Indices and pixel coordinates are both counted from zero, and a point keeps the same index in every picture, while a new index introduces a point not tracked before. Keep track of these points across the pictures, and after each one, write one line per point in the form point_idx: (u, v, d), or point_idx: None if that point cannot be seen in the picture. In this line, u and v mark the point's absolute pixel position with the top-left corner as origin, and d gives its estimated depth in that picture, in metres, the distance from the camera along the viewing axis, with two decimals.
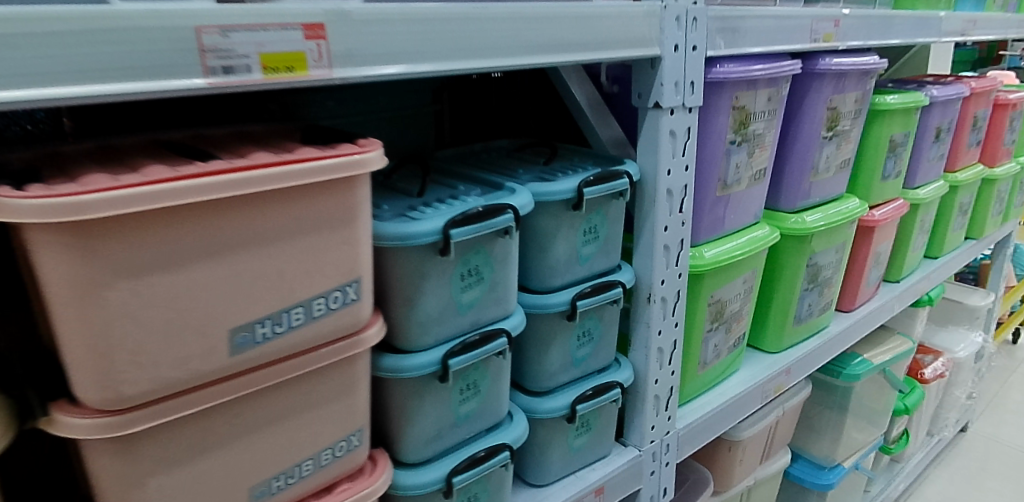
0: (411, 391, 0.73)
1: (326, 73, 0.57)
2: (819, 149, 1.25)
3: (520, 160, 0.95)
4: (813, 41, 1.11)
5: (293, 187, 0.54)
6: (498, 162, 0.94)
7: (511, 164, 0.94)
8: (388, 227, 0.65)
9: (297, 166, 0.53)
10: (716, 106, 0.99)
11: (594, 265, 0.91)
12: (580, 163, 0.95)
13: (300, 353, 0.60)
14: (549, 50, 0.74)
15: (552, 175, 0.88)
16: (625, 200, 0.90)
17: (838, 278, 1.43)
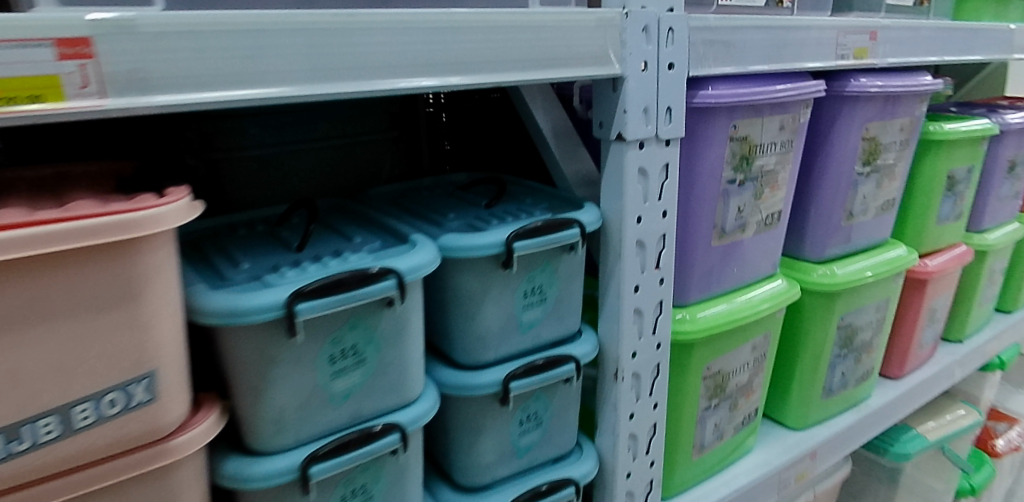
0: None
1: (96, 105, 0.41)
2: (852, 188, 1.04)
3: (459, 199, 0.78)
4: (838, 58, 0.92)
5: (28, 258, 0.39)
6: (432, 200, 0.78)
7: (446, 203, 0.77)
8: (215, 300, 0.50)
9: (28, 230, 0.38)
10: (707, 137, 0.81)
11: (542, 332, 0.74)
12: (532, 205, 0.77)
13: (65, 474, 0.45)
14: (458, 70, 0.57)
15: (486, 222, 0.71)
16: (578, 254, 0.73)
17: (880, 341, 1.21)
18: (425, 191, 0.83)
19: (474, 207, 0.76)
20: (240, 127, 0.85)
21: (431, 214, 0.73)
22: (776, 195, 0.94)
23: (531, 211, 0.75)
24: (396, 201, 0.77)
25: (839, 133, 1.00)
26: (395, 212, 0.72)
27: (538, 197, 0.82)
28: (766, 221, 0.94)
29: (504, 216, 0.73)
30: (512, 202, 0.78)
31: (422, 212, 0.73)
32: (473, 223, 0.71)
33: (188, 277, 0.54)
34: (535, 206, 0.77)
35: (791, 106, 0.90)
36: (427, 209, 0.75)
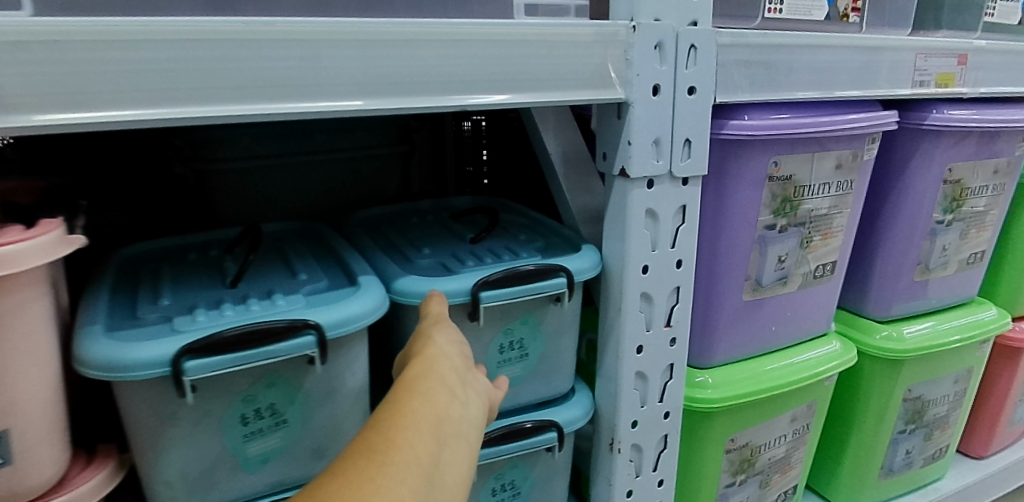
0: None
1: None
2: (928, 238, 0.88)
3: (444, 232, 0.70)
4: (916, 85, 0.77)
5: None
6: (415, 231, 0.70)
7: (428, 236, 0.69)
8: (97, 349, 0.42)
9: None
10: (738, 175, 0.69)
11: (522, 392, 0.65)
12: (524, 244, 0.68)
13: None
14: (413, 90, 0.49)
15: (461, 262, 0.62)
16: (565, 307, 0.63)
17: (959, 417, 1.03)
18: (415, 217, 0.75)
19: (458, 243, 0.68)
20: (226, 135, 0.76)
21: (405, 249, 0.65)
22: (829, 243, 0.79)
23: (519, 252, 0.65)
24: (377, 229, 0.70)
25: (915, 173, 0.84)
26: (366, 245, 0.64)
27: (537, 236, 0.73)
28: (814, 273, 0.80)
29: (486, 255, 0.64)
30: (503, 240, 0.70)
31: (398, 245, 0.66)
32: (447, 262, 0.62)
33: (90, 314, 0.47)
34: (527, 247, 0.68)
35: (853, 140, 0.75)
36: (404, 241, 0.67)
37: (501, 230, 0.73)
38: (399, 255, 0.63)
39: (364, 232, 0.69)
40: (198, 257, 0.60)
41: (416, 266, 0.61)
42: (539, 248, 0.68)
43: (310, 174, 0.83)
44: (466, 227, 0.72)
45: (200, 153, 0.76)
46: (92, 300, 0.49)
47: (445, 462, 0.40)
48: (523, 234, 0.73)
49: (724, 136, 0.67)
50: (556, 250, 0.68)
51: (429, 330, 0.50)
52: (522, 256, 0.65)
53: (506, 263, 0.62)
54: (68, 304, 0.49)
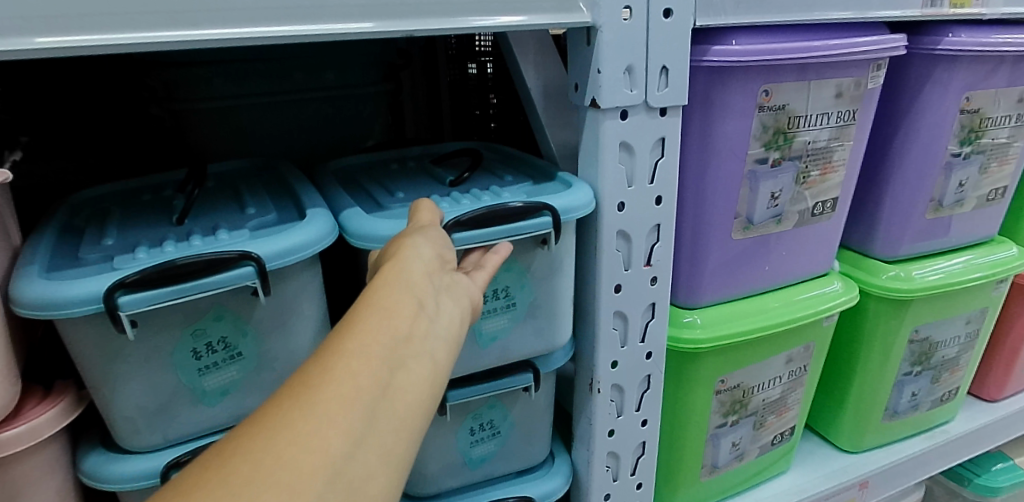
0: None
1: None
2: (942, 172, 0.83)
3: (422, 179, 0.68)
4: (926, 5, 0.71)
5: None
6: (390, 177, 0.69)
7: (402, 183, 0.67)
8: (32, 283, 0.42)
9: None
10: (725, 105, 0.65)
11: (512, 345, 0.63)
12: (509, 186, 0.65)
13: None
14: (356, 15, 0.47)
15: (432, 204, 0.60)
16: (553, 246, 0.60)
17: (971, 358, 1.00)
18: (395, 166, 0.73)
19: (434, 188, 0.65)
20: (200, 77, 0.73)
21: (372, 194, 0.63)
22: (829, 179, 0.75)
23: (503, 194, 0.62)
24: (352, 177, 0.69)
25: (926, 103, 0.79)
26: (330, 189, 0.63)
27: (526, 175, 0.69)
28: (812, 210, 0.76)
29: (463, 198, 0.62)
30: (487, 184, 0.67)
31: (368, 191, 0.64)
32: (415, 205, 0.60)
33: (30, 254, 0.46)
34: (513, 187, 0.65)
35: (855, 67, 0.70)
36: (375, 189, 0.65)
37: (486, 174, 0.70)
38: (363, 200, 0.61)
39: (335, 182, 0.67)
40: (151, 197, 0.57)
41: (383, 210, 0.59)
42: (526, 187, 0.65)
43: (294, 114, 0.80)
44: (447, 173, 0.69)
45: (174, 95, 0.74)
46: (38, 239, 0.48)
47: (403, 381, 0.36)
48: (511, 175, 0.69)
49: (707, 63, 0.63)
50: (544, 187, 0.64)
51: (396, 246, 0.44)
52: (506, 196, 0.61)
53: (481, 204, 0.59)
54: (15, 245, 0.48)
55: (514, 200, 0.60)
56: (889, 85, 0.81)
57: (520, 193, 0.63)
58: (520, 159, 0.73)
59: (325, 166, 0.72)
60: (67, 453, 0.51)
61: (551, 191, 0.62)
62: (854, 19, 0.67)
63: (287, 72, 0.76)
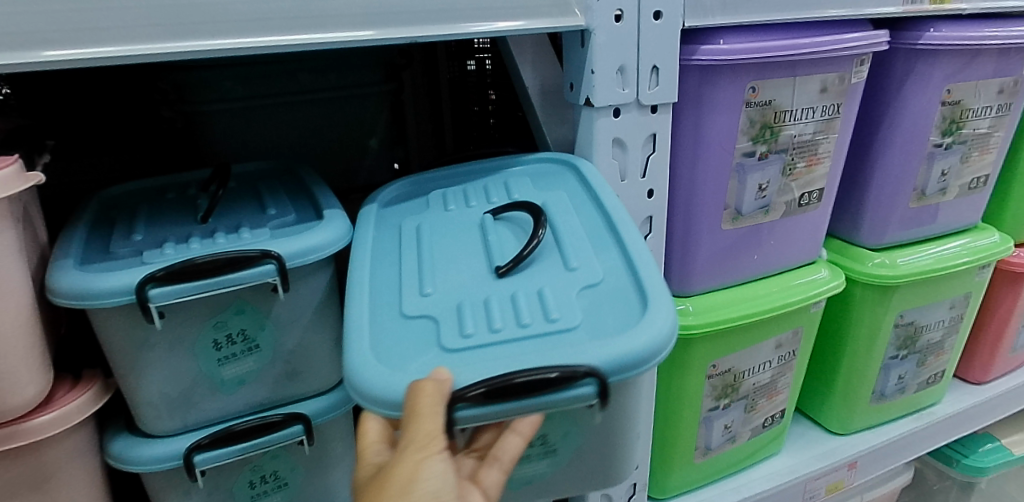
0: (163, 484, 0.55)
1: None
2: (925, 163, 0.86)
3: (472, 239, 0.58)
4: (907, 2, 0.74)
5: None
6: (437, 236, 0.59)
7: (449, 253, 0.56)
8: (68, 278, 0.45)
9: None
10: (713, 101, 0.68)
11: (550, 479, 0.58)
12: (575, 275, 0.52)
13: None
14: (361, 22, 0.50)
15: (470, 318, 0.49)
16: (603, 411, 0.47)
17: (956, 342, 1.03)
18: (449, 208, 0.62)
19: (483, 269, 0.54)
20: (211, 79, 0.75)
21: (404, 280, 0.54)
22: (815, 170, 0.78)
23: (556, 301, 0.49)
24: (397, 237, 0.60)
25: (909, 96, 0.82)
26: (364, 269, 0.54)
27: (606, 234, 0.55)
28: (799, 201, 0.79)
29: (508, 308, 0.49)
30: (553, 259, 0.54)
31: (405, 272, 0.55)
32: (449, 314, 0.50)
33: (66, 247, 0.50)
34: (574, 281, 0.51)
35: (839, 63, 0.72)
36: (416, 262, 0.55)
37: (557, 230, 0.57)
38: (395, 290, 0.53)
39: (377, 246, 0.59)
40: (175, 195, 0.61)
41: (410, 323, 0.50)
42: (591, 282, 0.51)
43: (301, 114, 0.82)
44: (508, 235, 0.57)
45: (185, 97, 0.76)
46: (70, 235, 0.52)
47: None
48: (587, 234, 0.56)
49: (696, 62, 0.66)
50: (615, 295, 0.50)
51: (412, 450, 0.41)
52: (556, 312, 0.48)
53: (518, 339, 0.47)
54: (47, 241, 0.52)
55: (559, 339, 0.46)
56: (874, 79, 0.84)
57: (580, 303, 0.49)
58: (596, 185, 0.60)
59: (371, 208, 0.64)
60: (95, 437, 0.54)
61: (606, 324, 0.47)
62: (837, 17, 0.69)
63: (294, 73, 0.79)
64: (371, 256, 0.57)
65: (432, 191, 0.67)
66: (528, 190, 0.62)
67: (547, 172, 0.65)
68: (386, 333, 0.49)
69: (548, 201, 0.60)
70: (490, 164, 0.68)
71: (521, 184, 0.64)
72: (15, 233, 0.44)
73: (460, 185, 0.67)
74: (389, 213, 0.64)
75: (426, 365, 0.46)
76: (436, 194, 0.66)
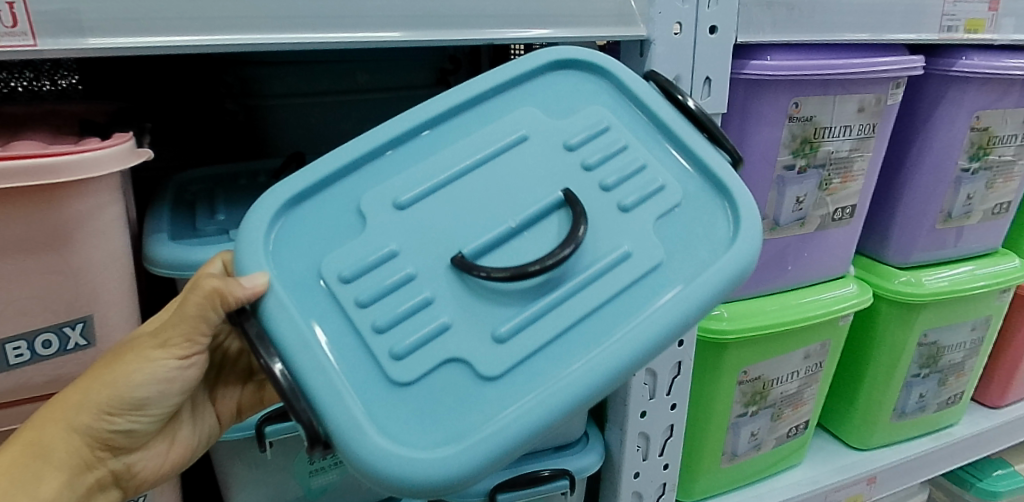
0: (231, 451, 0.65)
1: (28, 45, 0.42)
2: (953, 186, 0.89)
3: (507, 181, 0.49)
4: (944, 30, 0.77)
5: None
6: (499, 156, 0.50)
7: (470, 189, 0.49)
8: (167, 250, 0.50)
9: None
10: (758, 115, 0.71)
11: None
12: (483, 358, 0.43)
13: (7, 404, 0.48)
14: (443, 24, 0.53)
15: (372, 285, 0.45)
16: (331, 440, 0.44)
17: (975, 364, 1.05)
18: (568, 134, 0.51)
19: (451, 246, 0.46)
20: (272, 75, 0.79)
21: (409, 174, 0.49)
22: (849, 186, 0.81)
23: (423, 360, 0.43)
24: (495, 110, 0.53)
25: (940, 121, 0.85)
26: (401, 133, 0.51)
27: (578, 361, 0.43)
28: (832, 215, 0.82)
29: (394, 309, 0.44)
30: (503, 317, 0.44)
31: (424, 161, 0.50)
32: (371, 256, 0.45)
33: (156, 225, 0.54)
34: (460, 349, 0.44)
35: (877, 85, 0.76)
36: (438, 177, 0.49)
37: (584, 276, 0.46)
38: (391, 180, 0.49)
39: (475, 129, 0.52)
40: (247, 181, 0.65)
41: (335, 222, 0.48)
42: (477, 373, 0.43)
43: (354, 110, 0.85)
44: (548, 223, 0.48)
45: (250, 91, 0.81)
46: (156, 215, 0.56)
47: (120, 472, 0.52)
48: (584, 345, 0.44)
49: (745, 76, 0.69)
50: (478, 414, 0.42)
51: (160, 348, 0.46)
52: (411, 359, 0.43)
53: (352, 346, 0.44)
54: (135, 218, 0.56)
55: (372, 389, 0.42)
56: (908, 103, 0.87)
57: (434, 381, 0.43)
58: (704, 280, 0.45)
59: (516, 86, 0.54)
60: None
61: (393, 419, 0.42)
62: (879, 40, 0.73)
63: (350, 72, 0.82)
64: (449, 139, 0.51)
65: (608, 96, 0.55)
66: (652, 210, 0.48)
67: (704, 219, 0.49)
68: (328, 216, 0.48)
69: (634, 244, 0.47)
70: (689, 132, 0.52)
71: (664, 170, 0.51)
72: (118, 204, 0.48)
73: (632, 115, 0.54)
74: (534, 100, 0.54)
75: (291, 269, 0.46)
76: (602, 102, 0.54)
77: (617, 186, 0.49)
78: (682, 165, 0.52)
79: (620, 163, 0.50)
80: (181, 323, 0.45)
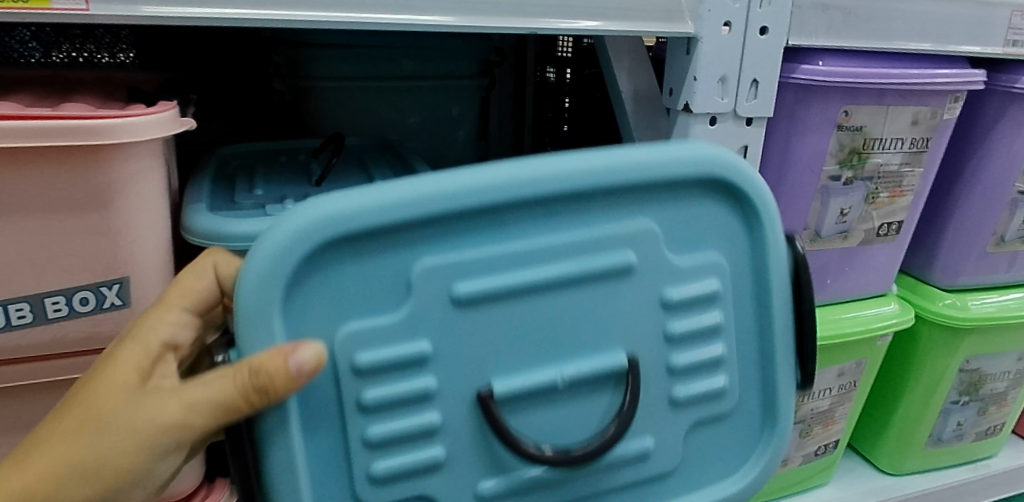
0: None
1: (81, 8, 0.44)
2: (1009, 208, 0.85)
3: (579, 319, 0.46)
4: (1009, 44, 0.74)
5: (43, 148, 0.43)
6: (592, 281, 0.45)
7: (527, 312, 0.45)
8: (201, 219, 0.51)
9: (38, 122, 0.42)
10: (806, 122, 0.69)
11: None
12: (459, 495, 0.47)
13: (44, 358, 0.49)
14: (485, 11, 0.53)
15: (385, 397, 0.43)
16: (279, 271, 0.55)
17: (1018, 395, 1.01)
18: (671, 286, 0.48)
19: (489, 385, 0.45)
20: (321, 57, 0.80)
21: (479, 252, 0.42)
22: (897, 202, 0.78)
23: (401, 487, 0.46)
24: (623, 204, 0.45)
25: (998, 139, 0.81)
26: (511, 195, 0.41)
27: None
28: (877, 230, 0.79)
29: (388, 392, 0.43)
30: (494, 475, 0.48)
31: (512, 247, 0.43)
32: (399, 355, 0.42)
33: (195, 195, 0.56)
34: (436, 488, 0.47)
35: (934, 97, 0.72)
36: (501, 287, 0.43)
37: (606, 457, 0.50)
38: (460, 262, 0.42)
39: (581, 263, 0.45)
40: (286, 158, 0.67)
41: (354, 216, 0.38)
42: None
43: (394, 97, 0.85)
44: (602, 387, 0.48)
45: (296, 72, 0.81)
46: (198, 185, 0.58)
47: None
48: None
49: (795, 80, 0.67)
50: None
51: (158, 437, 0.36)
52: (388, 486, 0.45)
53: (339, 443, 0.44)
54: (177, 185, 0.58)
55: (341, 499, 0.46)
56: (965, 119, 0.84)
57: None
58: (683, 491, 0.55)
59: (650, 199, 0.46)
60: None
61: None
62: (941, 51, 0.70)
63: (394, 59, 0.82)
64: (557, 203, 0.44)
65: (727, 244, 0.49)
66: (693, 412, 0.52)
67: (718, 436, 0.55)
68: (355, 199, 0.38)
69: (655, 445, 0.52)
70: (789, 391, 0.55)
71: (733, 367, 0.53)
72: (159, 172, 0.50)
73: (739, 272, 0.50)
74: (666, 260, 0.47)
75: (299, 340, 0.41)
76: (720, 250, 0.49)
77: (682, 361, 0.50)
78: (755, 371, 0.54)
79: (699, 349, 0.50)
80: (198, 402, 0.36)
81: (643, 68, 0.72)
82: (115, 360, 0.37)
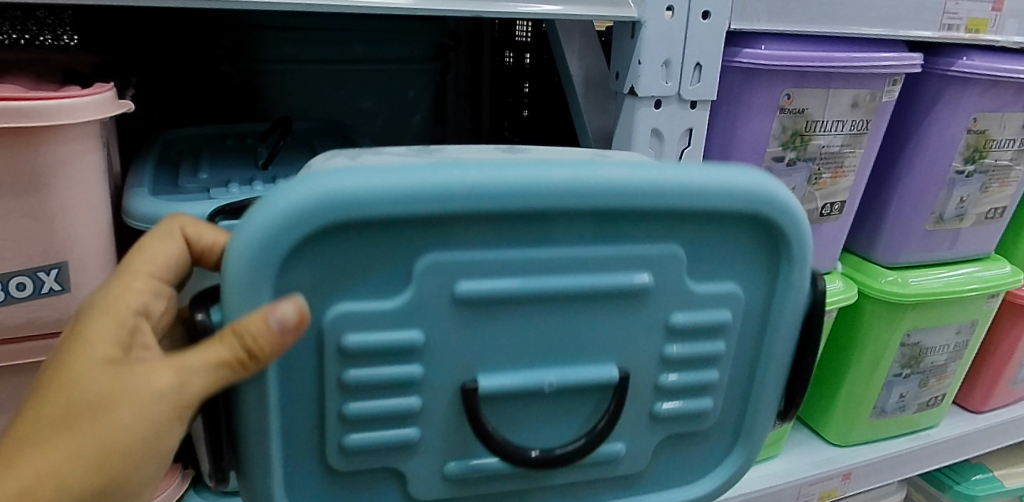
0: None
1: None
2: (947, 188, 0.88)
3: (570, 333, 0.47)
4: (945, 28, 0.76)
5: None
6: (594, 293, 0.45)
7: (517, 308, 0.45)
8: (143, 205, 0.53)
9: None
10: (749, 105, 0.71)
11: None
12: (421, 484, 0.49)
13: None
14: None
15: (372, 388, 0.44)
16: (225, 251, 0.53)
17: (958, 367, 1.05)
18: (674, 310, 0.48)
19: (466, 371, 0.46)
20: (271, 41, 0.79)
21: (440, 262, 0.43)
22: (839, 183, 0.80)
23: (375, 462, 0.47)
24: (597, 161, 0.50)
25: (936, 121, 0.84)
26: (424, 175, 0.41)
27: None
28: (821, 211, 0.82)
29: (373, 372, 0.43)
30: (467, 455, 0.49)
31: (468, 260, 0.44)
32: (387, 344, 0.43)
33: (138, 179, 0.57)
34: (403, 460, 0.48)
35: (874, 80, 0.75)
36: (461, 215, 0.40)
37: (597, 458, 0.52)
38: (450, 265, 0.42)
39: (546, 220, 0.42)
40: (234, 143, 0.67)
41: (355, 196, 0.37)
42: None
43: (348, 81, 0.85)
44: (584, 394, 0.49)
45: (246, 55, 0.81)
46: (140, 170, 0.58)
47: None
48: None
49: (739, 63, 0.69)
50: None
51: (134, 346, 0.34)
52: (360, 456, 0.46)
53: (313, 437, 0.46)
54: (120, 169, 0.58)
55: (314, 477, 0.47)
56: (905, 102, 0.87)
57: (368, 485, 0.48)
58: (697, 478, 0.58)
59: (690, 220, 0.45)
60: None
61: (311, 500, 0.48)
62: (891, 36, 0.73)
63: (345, 42, 0.81)
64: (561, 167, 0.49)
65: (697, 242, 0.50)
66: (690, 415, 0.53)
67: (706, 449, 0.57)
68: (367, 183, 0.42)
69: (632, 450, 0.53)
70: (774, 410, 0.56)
71: (726, 359, 0.52)
72: (97, 155, 0.50)
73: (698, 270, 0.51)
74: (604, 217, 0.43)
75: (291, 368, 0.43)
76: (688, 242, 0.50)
77: (670, 382, 0.51)
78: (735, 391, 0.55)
79: (698, 344, 0.50)
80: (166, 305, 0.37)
81: (594, 50, 0.73)
82: (87, 335, 0.34)
